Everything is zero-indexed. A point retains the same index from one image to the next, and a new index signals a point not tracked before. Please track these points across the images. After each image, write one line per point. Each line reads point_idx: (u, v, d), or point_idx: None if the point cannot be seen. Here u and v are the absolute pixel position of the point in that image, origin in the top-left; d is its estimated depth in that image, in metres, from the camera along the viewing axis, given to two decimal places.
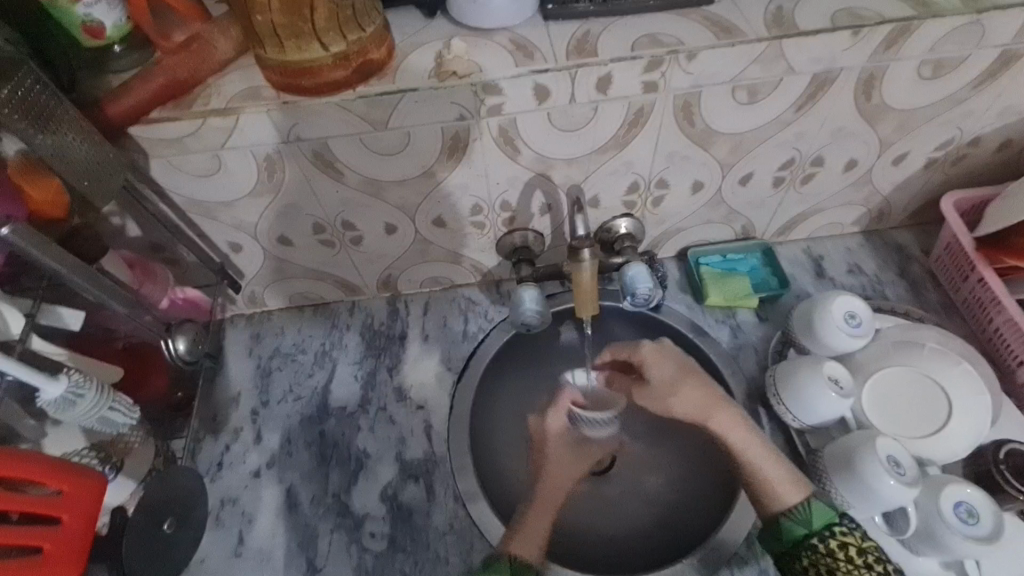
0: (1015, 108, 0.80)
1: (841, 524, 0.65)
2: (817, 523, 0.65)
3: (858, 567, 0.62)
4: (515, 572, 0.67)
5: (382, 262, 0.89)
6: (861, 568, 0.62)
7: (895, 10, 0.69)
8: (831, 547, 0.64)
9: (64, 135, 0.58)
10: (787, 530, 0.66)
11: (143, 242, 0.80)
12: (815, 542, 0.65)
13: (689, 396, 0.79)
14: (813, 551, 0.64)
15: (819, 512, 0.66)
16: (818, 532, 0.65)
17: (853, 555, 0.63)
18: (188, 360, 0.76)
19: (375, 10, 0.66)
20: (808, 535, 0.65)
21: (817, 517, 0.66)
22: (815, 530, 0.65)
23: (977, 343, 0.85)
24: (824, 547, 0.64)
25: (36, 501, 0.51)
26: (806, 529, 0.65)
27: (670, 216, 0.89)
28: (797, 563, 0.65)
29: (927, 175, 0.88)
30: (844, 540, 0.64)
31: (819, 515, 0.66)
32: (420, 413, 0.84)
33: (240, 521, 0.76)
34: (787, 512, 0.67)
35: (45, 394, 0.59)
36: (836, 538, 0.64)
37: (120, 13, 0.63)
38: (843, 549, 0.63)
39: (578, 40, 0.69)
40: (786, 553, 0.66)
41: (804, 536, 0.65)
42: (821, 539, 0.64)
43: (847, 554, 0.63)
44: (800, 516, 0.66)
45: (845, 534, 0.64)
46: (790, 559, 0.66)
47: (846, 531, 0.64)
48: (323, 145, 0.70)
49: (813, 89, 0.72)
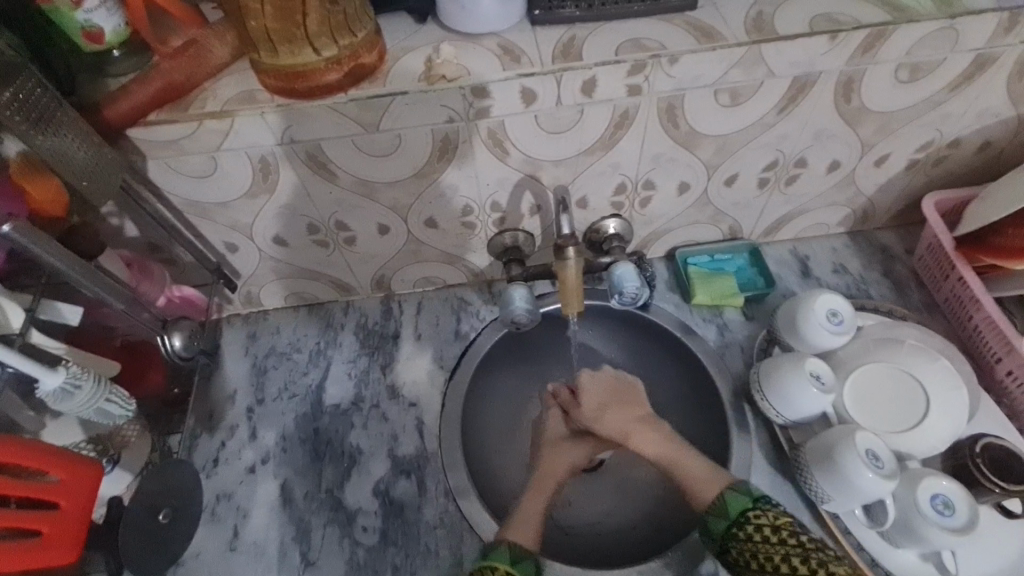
0: (992, 110, 0.81)
1: (754, 508, 0.68)
2: (734, 513, 0.69)
3: (775, 543, 0.64)
4: (514, 559, 0.69)
5: (376, 262, 0.91)
6: (776, 544, 0.64)
7: (871, 16, 0.71)
8: (750, 531, 0.67)
9: (65, 137, 0.60)
10: (712, 525, 0.70)
11: (140, 242, 0.82)
12: (735, 531, 0.68)
13: (613, 419, 0.87)
14: (737, 540, 0.67)
15: (734, 502, 0.70)
16: (736, 520, 0.68)
17: (767, 534, 0.65)
18: (185, 356, 0.78)
19: (366, 16, 0.68)
20: (728, 526, 0.69)
21: (732, 507, 0.69)
22: (732, 519, 0.68)
23: (957, 339, 0.87)
24: (743, 533, 0.67)
25: (38, 487, 0.54)
26: (725, 521, 0.69)
27: (657, 217, 0.90)
28: (729, 555, 0.68)
29: (908, 177, 0.90)
30: (758, 521, 0.67)
31: (734, 505, 0.69)
32: (412, 410, 0.86)
33: (234, 516, 0.78)
34: (709, 508, 0.71)
35: (45, 385, 0.61)
36: (752, 521, 0.67)
37: (118, 17, 0.66)
38: (759, 529, 0.66)
39: (564, 45, 0.71)
40: (721, 550, 0.69)
41: (726, 527, 0.69)
42: (739, 526, 0.68)
43: (762, 534, 0.65)
44: (719, 509, 0.70)
45: (759, 516, 0.67)
46: (723, 554, 0.69)
47: (760, 513, 0.67)
48: (317, 147, 0.72)
49: (793, 92, 0.74)
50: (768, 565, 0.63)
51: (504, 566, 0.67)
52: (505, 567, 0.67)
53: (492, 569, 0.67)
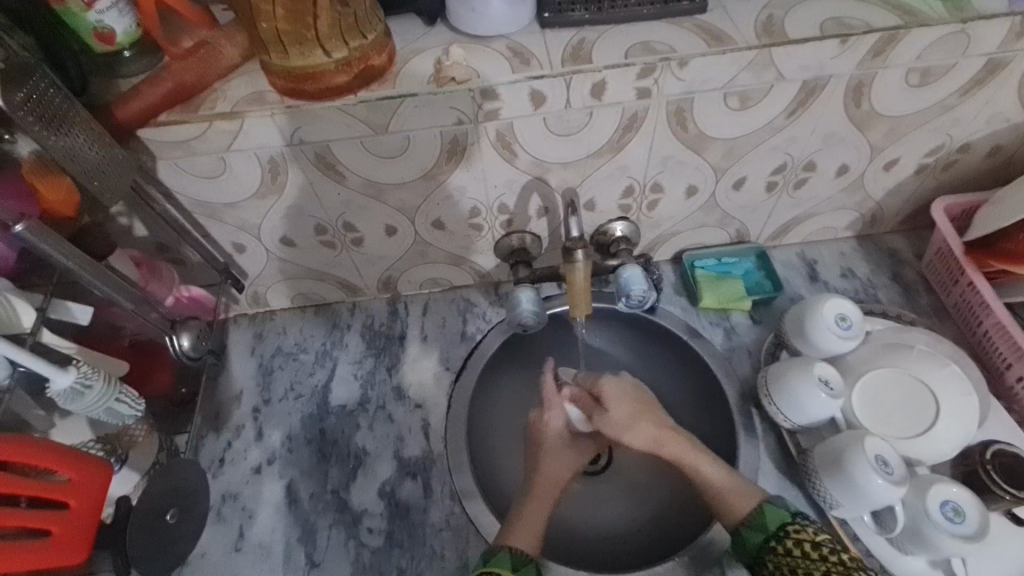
0: (1003, 115, 0.81)
1: (794, 523, 0.68)
2: (772, 526, 0.68)
3: (814, 559, 0.64)
4: (516, 566, 0.67)
5: (383, 263, 0.91)
6: (817, 561, 0.64)
7: (882, 19, 0.70)
8: (789, 546, 0.66)
9: (78, 139, 0.60)
10: (748, 538, 0.69)
11: (149, 242, 0.82)
12: (773, 545, 0.67)
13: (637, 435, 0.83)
14: (774, 553, 0.67)
15: (772, 515, 0.69)
16: (774, 534, 0.68)
17: (807, 550, 0.65)
18: (192, 356, 0.79)
19: (376, 18, 0.68)
20: (766, 540, 0.68)
21: (770, 520, 0.69)
22: (771, 533, 0.68)
23: (968, 345, 0.87)
24: (781, 548, 0.66)
25: (50, 487, 0.54)
26: (763, 534, 0.68)
27: (665, 220, 0.90)
28: (763, 569, 0.67)
29: (918, 181, 0.90)
30: (798, 537, 0.66)
31: (773, 519, 0.69)
32: (418, 411, 0.86)
33: (240, 516, 0.78)
34: (745, 520, 0.70)
35: (55, 384, 0.61)
36: (791, 537, 0.67)
37: (129, 19, 0.66)
38: (798, 545, 0.66)
39: (574, 47, 0.71)
40: (755, 563, 0.69)
41: (763, 541, 0.68)
42: (778, 541, 0.67)
43: (801, 550, 0.65)
44: (756, 522, 0.69)
45: (799, 532, 0.67)
46: (757, 566, 0.68)
47: (800, 529, 0.67)
48: (326, 147, 0.72)
49: (803, 95, 0.74)
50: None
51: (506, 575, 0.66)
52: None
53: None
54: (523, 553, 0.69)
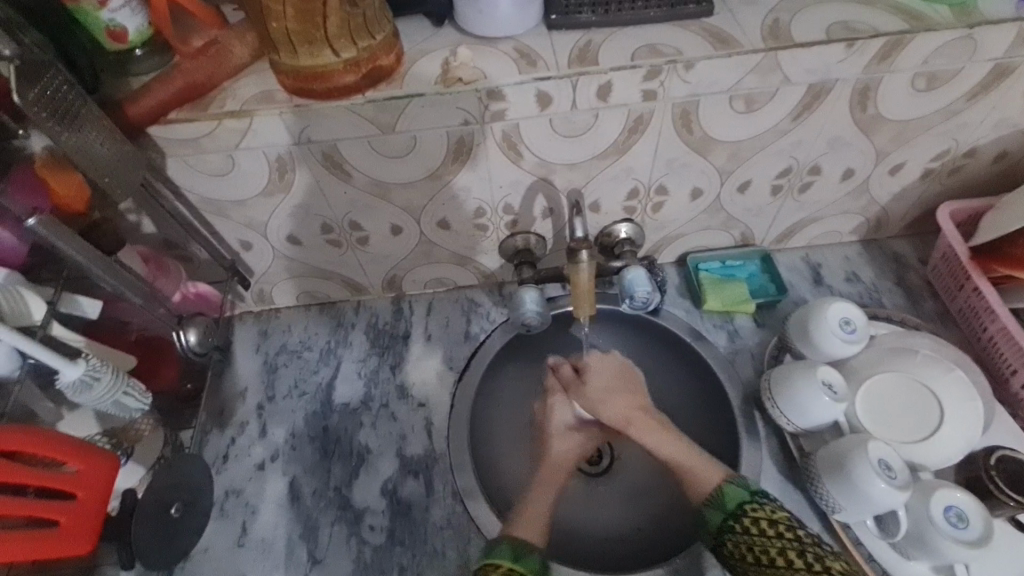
0: (1010, 120, 0.81)
1: (752, 501, 0.69)
2: (731, 505, 0.69)
3: (771, 537, 0.65)
4: (516, 554, 0.68)
5: (388, 262, 0.91)
6: (773, 538, 0.65)
7: (889, 24, 0.71)
8: (746, 523, 0.67)
9: (90, 135, 0.61)
10: (710, 518, 0.71)
11: (157, 238, 0.83)
12: (732, 523, 0.68)
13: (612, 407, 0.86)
14: (733, 532, 0.68)
15: (732, 495, 0.70)
16: (732, 512, 0.69)
17: (764, 527, 0.66)
18: (199, 351, 0.80)
19: (384, 19, 0.68)
20: (725, 519, 0.69)
21: (729, 499, 0.70)
22: (729, 512, 0.69)
23: (972, 350, 0.87)
24: (740, 526, 0.67)
25: (58, 477, 0.55)
26: (722, 513, 0.69)
27: (669, 222, 0.90)
28: (724, 547, 0.68)
29: (924, 185, 0.90)
30: (755, 515, 0.67)
31: (732, 498, 0.70)
32: (421, 410, 0.86)
33: (243, 512, 0.78)
34: (706, 499, 0.72)
35: (64, 376, 0.62)
36: (749, 515, 0.68)
37: (142, 18, 0.67)
38: (756, 523, 0.67)
39: (580, 49, 0.71)
40: (716, 543, 0.69)
41: (723, 520, 0.69)
42: (737, 518, 0.68)
43: (759, 528, 0.66)
44: (716, 501, 0.70)
45: (756, 509, 0.68)
46: (719, 546, 0.69)
47: (757, 507, 0.68)
48: (333, 147, 0.73)
49: (809, 99, 0.74)
50: (764, 559, 0.64)
51: (506, 564, 0.67)
52: (505, 564, 0.67)
53: (495, 567, 0.67)
54: (522, 540, 0.71)
